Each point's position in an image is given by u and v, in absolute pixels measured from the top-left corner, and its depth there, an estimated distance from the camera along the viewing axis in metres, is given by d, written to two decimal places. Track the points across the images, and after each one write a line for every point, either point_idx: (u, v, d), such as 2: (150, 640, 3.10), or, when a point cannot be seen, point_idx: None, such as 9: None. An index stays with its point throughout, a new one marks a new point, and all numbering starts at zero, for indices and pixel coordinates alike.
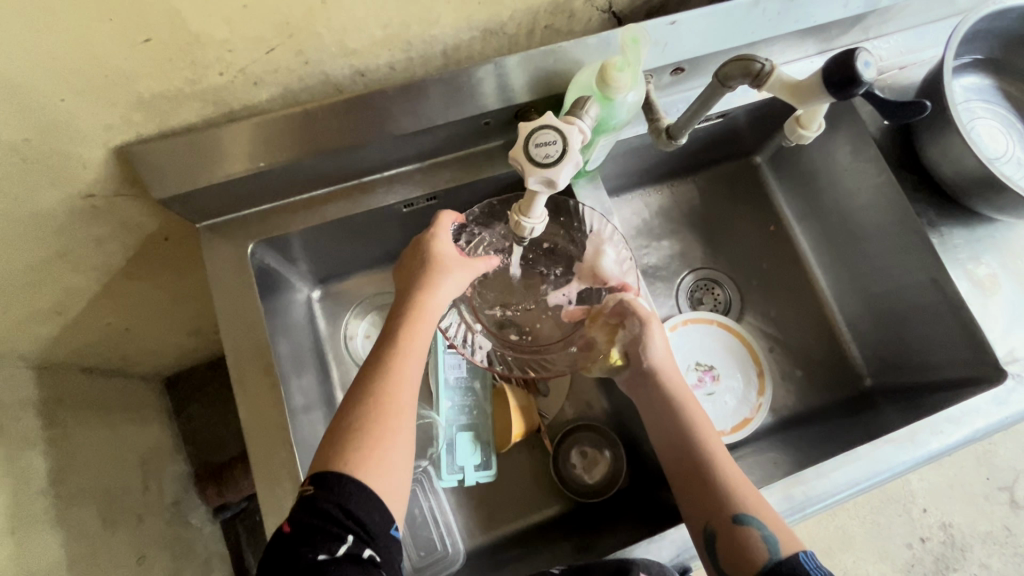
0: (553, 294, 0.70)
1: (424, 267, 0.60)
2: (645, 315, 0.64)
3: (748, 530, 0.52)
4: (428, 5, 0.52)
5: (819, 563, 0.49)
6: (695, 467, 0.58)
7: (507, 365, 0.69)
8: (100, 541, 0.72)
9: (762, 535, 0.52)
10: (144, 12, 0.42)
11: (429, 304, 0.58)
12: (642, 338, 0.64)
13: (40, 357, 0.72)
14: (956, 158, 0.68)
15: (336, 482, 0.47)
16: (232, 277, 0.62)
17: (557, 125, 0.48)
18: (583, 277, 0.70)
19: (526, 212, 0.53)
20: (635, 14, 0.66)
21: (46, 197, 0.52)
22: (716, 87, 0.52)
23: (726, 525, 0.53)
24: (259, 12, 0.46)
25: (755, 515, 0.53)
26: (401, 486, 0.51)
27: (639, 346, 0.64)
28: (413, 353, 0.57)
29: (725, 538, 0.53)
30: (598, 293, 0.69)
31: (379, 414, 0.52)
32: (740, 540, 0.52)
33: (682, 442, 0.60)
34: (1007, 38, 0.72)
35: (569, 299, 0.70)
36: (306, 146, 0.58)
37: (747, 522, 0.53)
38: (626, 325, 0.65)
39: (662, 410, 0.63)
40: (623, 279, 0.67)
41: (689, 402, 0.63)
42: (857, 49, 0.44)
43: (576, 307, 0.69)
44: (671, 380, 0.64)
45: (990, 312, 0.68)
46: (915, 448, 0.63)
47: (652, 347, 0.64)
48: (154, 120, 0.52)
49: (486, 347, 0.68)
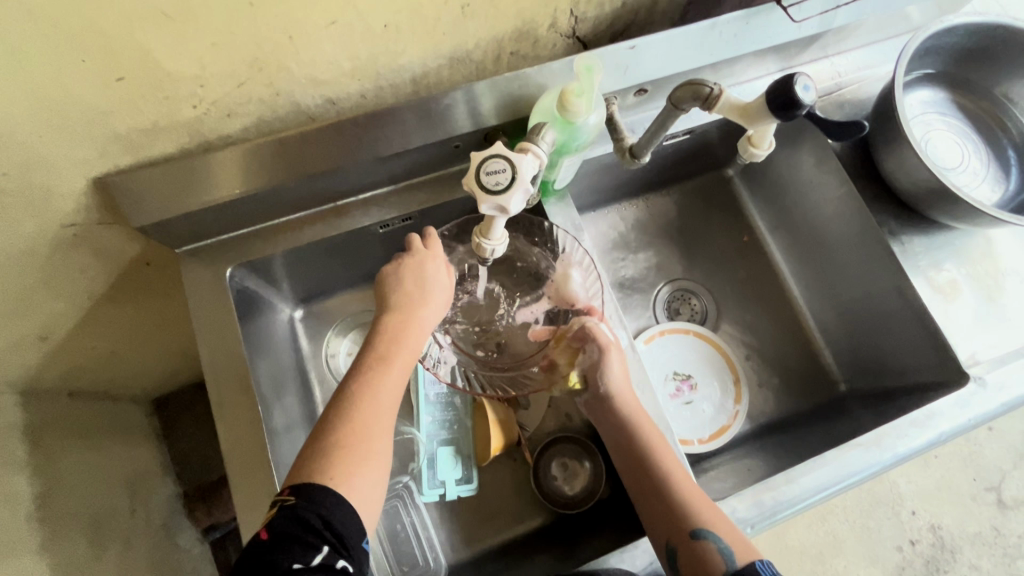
0: (524, 311, 0.73)
1: (416, 289, 0.62)
2: (604, 342, 0.66)
3: (705, 543, 0.54)
4: (393, 37, 0.54)
5: (775, 570, 0.51)
6: (654, 485, 0.60)
7: (469, 382, 0.71)
8: (86, 564, 0.73)
9: (719, 547, 0.53)
10: (115, 53, 0.44)
11: (417, 332, 0.61)
12: (601, 364, 0.66)
13: (25, 383, 0.73)
14: (910, 169, 0.70)
15: (315, 492, 0.49)
16: (211, 301, 0.64)
17: (507, 154, 0.50)
18: (551, 297, 0.72)
19: (486, 234, 0.55)
20: (599, 38, 0.69)
21: (28, 228, 0.54)
22: (670, 110, 0.55)
23: (685, 541, 0.55)
24: (228, 49, 0.48)
25: (711, 529, 0.55)
26: (375, 501, 0.53)
27: (598, 371, 0.66)
28: (399, 373, 0.58)
29: (685, 554, 0.54)
30: (564, 315, 0.71)
31: (361, 431, 0.54)
32: (698, 554, 0.54)
33: (641, 460, 0.61)
34: (956, 54, 0.75)
35: (538, 318, 0.73)
36: (281, 173, 0.60)
37: (705, 536, 0.54)
38: (586, 350, 0.67)
39: (618, 431, 0.64)
40: (589, 301, 0.70)
41: (643, 419, 0.63)
42: (795, 74, 0.47)
43: (543, 327, 0.72)
44: (627, 402, 0.64)
45: (950, 315, 0.71)
46: (882, 452, 0.64)
47: (609, 373, 0.65)
48: (130, 151, 0.54)
49: (450, 362, 0.71)
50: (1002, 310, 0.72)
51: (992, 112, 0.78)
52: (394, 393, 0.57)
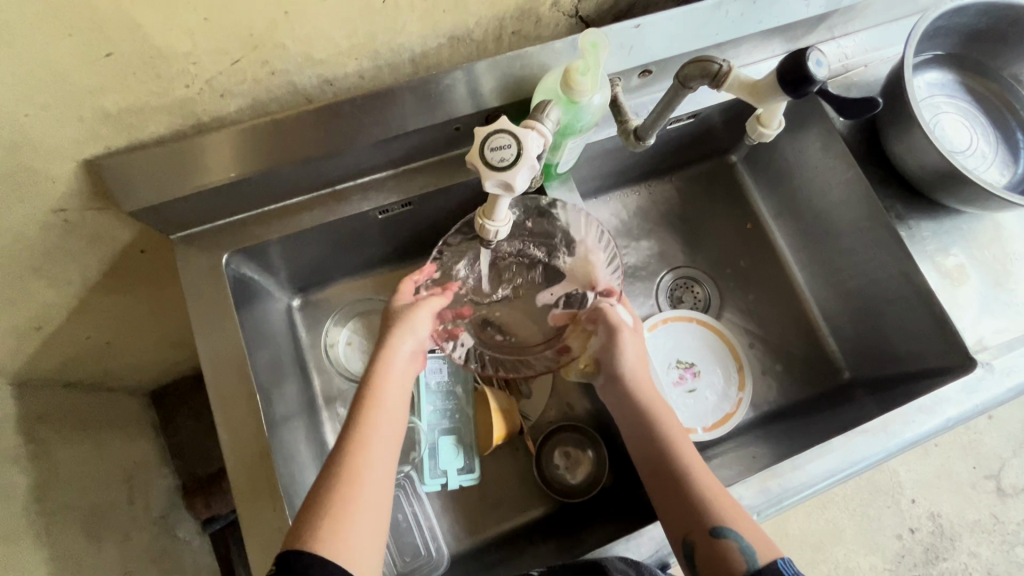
0: (543, 294, 0.72)
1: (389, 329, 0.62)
2: (615, 323, 0.66)
3: (726, 542, 0.52)
4: (393, 14, 0.53)
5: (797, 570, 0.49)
6: (672, 480, 0.58)
7: (483, 364, 0.71)
8: (86, 556, 0.72)
9: (740, 546, 0.51)
10: (103, 26, 0.43)
11: (387, 364, 0.60)
12: (613, 347, 0.67)
13: (18, 373, 0.72)
14: (919, 152, 0.69)
15: (296, 558, 0.45)
16: (207, 287, 0.63)
17: (512, 129, 0.49)
18: (572, 281, 0.71)
19: (490, 215, 0.53)
20: (603, 18, 0.67)
21: (17, 212, 0.52)
22: (677, 88, 0.53)
23: (704, 538, 0.53)
24: (221, 24, 0.46)
25: (732, 526, 0.53)
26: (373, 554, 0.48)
27: (611, 352, 0.67)
28: (382, 418, 0.56)
29: (703, 551, 0.53)
30: (583, 294, 0.70)
31: (360, 462, 0.52)
32: (718, 553, 0.52)
33: (660, 455, 0.60)
34: (965, 36, 0.74)
35: (557, 300, 0.72)
36: (277, 156, 0.59)
37: (724, 534, 0.52)
38: (598, 330, 0.68)
39: (635, 421, 0.64)
40: (609, 283, 0.70)
41: (660, 408, 0.63)
42: (808, 49, 0.46)
43: (562, 311, 0.71)
44: (641, 386, 0.65)
45: (959, 302, 0.70)
46: (890, 438, 0.64)
47: (622, 355, 0.66)
48: (122, 132, 0.53)
49: (467, 345, 0.70)
50: (1009, 295, 0.71)
51: (1000, 94, 0.77)
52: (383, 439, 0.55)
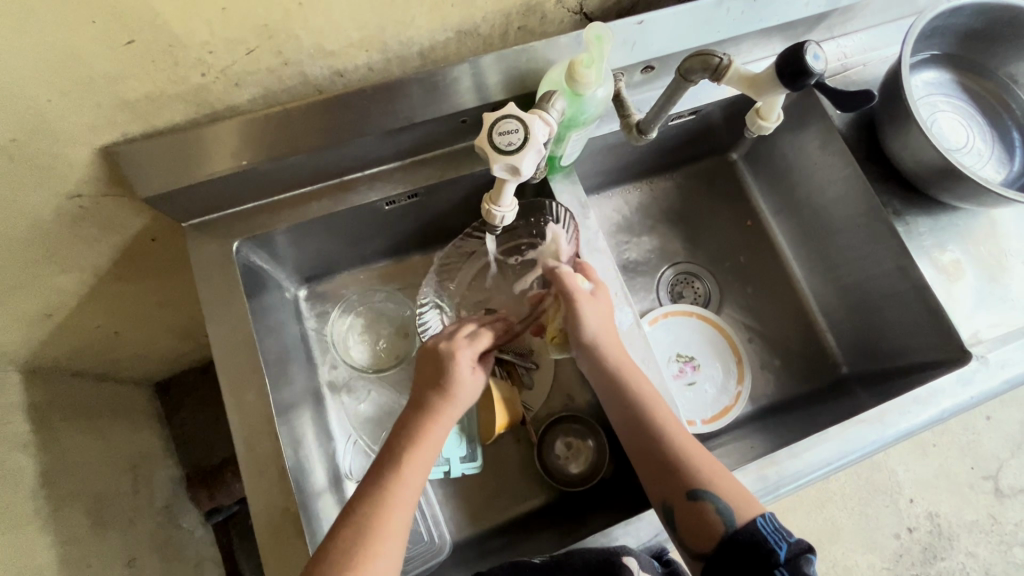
0: (520, 281, 0.74)
1: (435, 387, 0.62)
2: (572, 291, 0.64)
3: (704, 504, 0.55)
4: (403, 8, 0.54)
5: (775, 523, 0.53)
6: (651, 445, 0.60)
7: None
8: (91, 541, 0.73)
9: (717, 507, 0.54)
10: (124, 13, 0.44)
11: (430, 432, 0.60)
12: (575, 316, 0.64)
13: (29, 360, 0.73)
14: (916, 148, 0.70)
15: None
16: (217, 274, 0.64)
17: (519, 115, 0.50)
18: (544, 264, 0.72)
19: (496, 200, 0.55)
20: (606, 15, 0.69)
21: (35, 197, 0.54)
22: (678, 82, 0.55)
23: (683, 501, 0.56)
24: (237, 13, 0.48)
25: (710, 489, 0.56)
26: None
27: (573, 322, 0.64)
28: (416, 474, 0.58)
29: (682, 512, 0.56)
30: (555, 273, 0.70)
31: (391, 512, 0.55)
32: (698, 515, 0.55)
33: (635, 419, 0.61)
34: (961, 37, 0.75)
35: (533, 284, 0.73)
36: (287, 145, 0.60)
37: (703, 497, 0.55)
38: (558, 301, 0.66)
39: (604, 384, 0.63)
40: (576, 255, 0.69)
41: (631, 369, 0.63)
42: (806, 43, 0.48)
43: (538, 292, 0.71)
44: (608, 348, 0.64)
45: (955, 295, 0.71)
46: (885, 429, 0.65)
47: (584, 322, 0.63)
48: (138, 120, 0.54)
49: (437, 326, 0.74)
50: (1004, 290, 0.72)
51: (996, 95, 0.78)
52: (414, 493, 0.57)
